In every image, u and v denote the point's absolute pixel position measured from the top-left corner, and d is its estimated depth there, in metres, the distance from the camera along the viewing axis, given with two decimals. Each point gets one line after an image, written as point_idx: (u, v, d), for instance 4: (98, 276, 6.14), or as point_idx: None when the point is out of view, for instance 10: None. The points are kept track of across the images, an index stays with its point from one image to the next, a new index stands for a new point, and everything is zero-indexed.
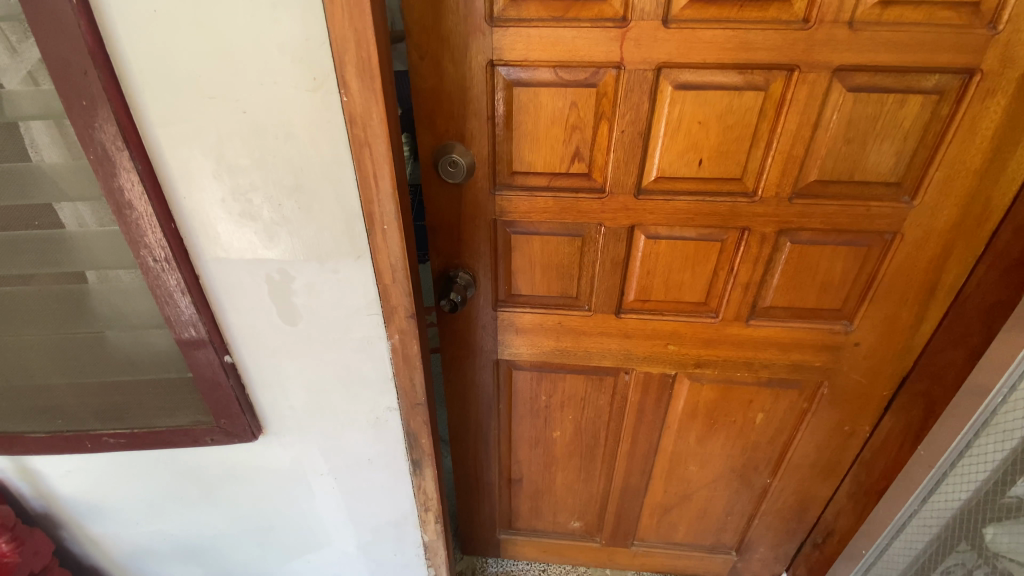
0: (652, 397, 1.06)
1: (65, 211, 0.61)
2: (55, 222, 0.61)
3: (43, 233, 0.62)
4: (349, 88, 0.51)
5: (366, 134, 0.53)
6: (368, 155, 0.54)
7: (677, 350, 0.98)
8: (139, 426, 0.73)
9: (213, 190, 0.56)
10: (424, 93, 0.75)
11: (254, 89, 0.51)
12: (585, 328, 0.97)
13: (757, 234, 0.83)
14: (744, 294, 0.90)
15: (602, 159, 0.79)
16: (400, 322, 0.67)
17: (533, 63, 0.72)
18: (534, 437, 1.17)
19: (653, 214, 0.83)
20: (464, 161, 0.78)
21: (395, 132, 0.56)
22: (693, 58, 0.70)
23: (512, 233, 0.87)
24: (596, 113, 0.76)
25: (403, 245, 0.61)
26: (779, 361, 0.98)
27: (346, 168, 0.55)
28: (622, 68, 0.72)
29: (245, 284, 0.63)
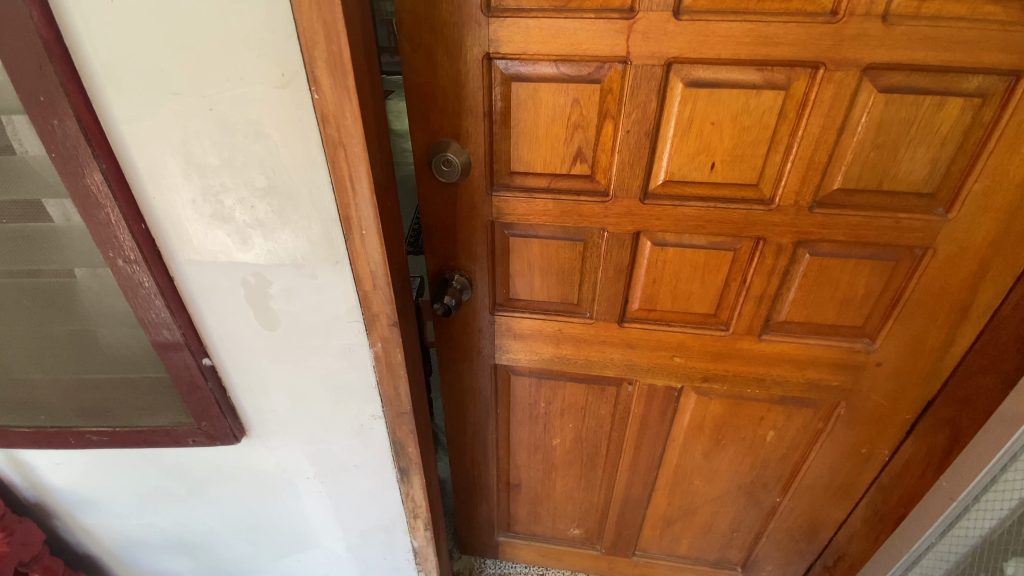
0: (656, 409, 1.01)
1: (52, 207, 0.58)
2: (42, 217, 0.58)
3: (29, 228, 0.59)
4: (321, 86, 0.47)
5: (340, 135, 0.50)
6: (343, 156, 0.51)
7: (683, 362, 0.93)
8: (121, 425, 0.72)
9: (184, 190, 0.53)
10: (417, 87, 0.71)
11: (221, 85, 0.48)
12: (586, 336, 0.93)
13: (773, 244, 0.77)
14: (757, 307, 0.84)
15: (606, 160, 0.74)
16: (383, 330, 0.64)
17: (533, 56, 0.67)
18: (533, 443, 1.13)
19: (660, 220, 0.77)
20: (459, 160, 0.75)
21: (373, 132, 0.52)
22: (707, 53, 0.64)
23: (511, 235, 0.83)
24: (601, 111, 0.70)
25: (383, 252, 0.58)
26: (793, 379, 0.92)
27: (320, 171, 0.52)
28: (628, 63, 0.66)
29: (221, 287, 0.60)
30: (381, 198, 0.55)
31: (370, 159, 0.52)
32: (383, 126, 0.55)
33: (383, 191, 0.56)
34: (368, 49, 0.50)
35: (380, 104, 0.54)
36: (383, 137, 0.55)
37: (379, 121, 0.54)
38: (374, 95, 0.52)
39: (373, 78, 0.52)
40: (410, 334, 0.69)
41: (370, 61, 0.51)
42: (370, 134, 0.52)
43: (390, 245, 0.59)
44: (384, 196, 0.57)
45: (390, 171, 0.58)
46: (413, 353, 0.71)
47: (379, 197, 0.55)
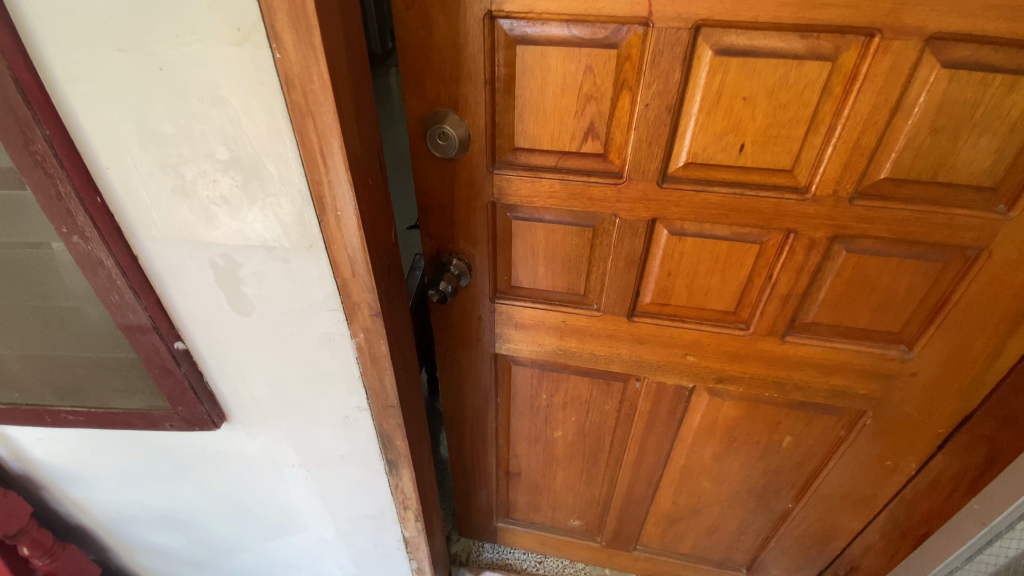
0: (664, 408, 0.95)
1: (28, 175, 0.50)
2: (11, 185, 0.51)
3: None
4: (282, 44, 0.41)
5: (308, 102, 0.43)
6: (312, 126, 0.45)
7: (697, 362, 0.86)
8: (97, 405, 0.69)
9: (140, 160, 0.48)
10: (411, 50, 0.64)
11: (171, 41, 0.42)
12: (593, 329, 0.86)
13: (805, 239, 0.69)
14: (782, 307, 0.76)
15: (620, 137, 0.66)
16: (364, 319, 0.58)
17: (542, 15, 0.59)
18: (534, 434, 1.09)
19: (679, 207, 0.69)
20: (457, 134, 0.68)
21: (348, 99, 0.46)
22: (743, 15, 0.55)
23: (513, 218, 0.76)
24: (617, 80, 0.62)
25: (363, 236, 0.52)
26: (817, 385, 0.85)
27: (287, 143, 0.46)
28: (650, 25, 0.57)
29: (189, 268, 0.55)
30: (358, 175, 0.49)
31: (344, 132, 0.46)
32: (362, 92, 0.49)
33: (361, 166, 0.50)
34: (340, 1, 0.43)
35: (358, 67, 0.48)
36: (361, 106, 0.49)
37: (356, 87, 0.47)
38: (350, 55, 0.45)
39: (349, 35, 0.45)
40: (396, 325, 0.63)
41: (345, 13, 0.44)
42: (343, 101, 0.45)
43: (372, 228, 0.53)
44: (363, 172, 0.50)
45: (370, 145, 0.52)
46: (400, 345, 0.66)
47: (355, 173, 0.48)
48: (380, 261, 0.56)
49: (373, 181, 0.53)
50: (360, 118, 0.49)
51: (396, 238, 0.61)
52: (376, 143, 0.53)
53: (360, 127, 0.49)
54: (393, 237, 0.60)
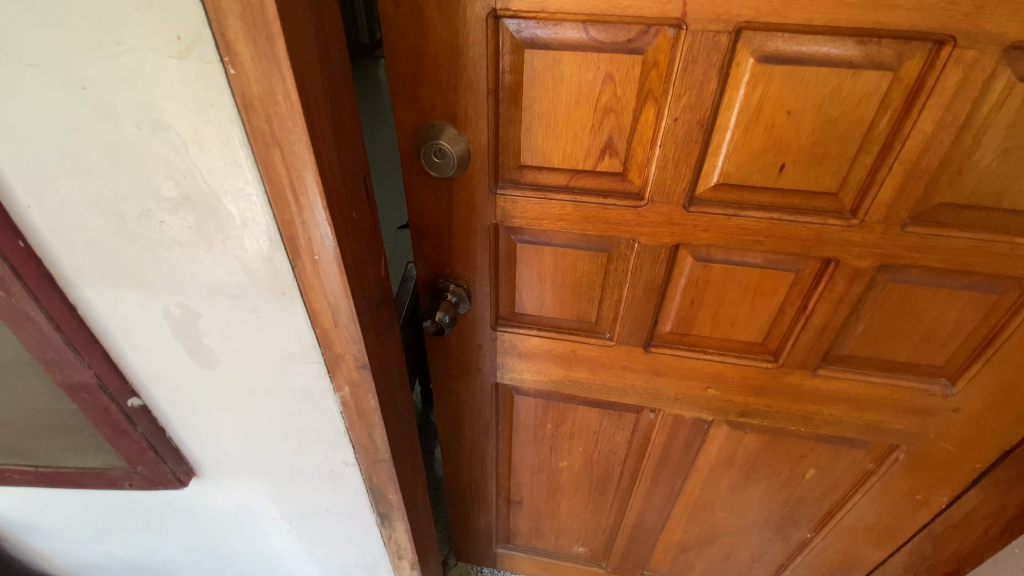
0: (680, 440, 0.88)
1: None
2: None
3: None
4: (237, 57, 0.32)
5: (272, 128, 0.35)
6: (278, 157, 0.36)
7: (720, 395, 0.78)
8: (46, 465, 0.61)
9: (67, 199, 0.39)
10: (401, 55, 0.55)
11: (92, 53, 0.32)
12: (604, 359, 0.78)
13: (848, 268, 0.61)
14: (816, 339, 0.69)
15: (642, 155, 0.58)
16: (349, 372, 0.50)
17: (555, 15, 0.51)
18: (537, 464, 1.01)
19: (706, 232, 0.61)
20: (455, 150, 0.59)
21: (323, 122, 0.37)
22: (793, 17, 0.47)
23: (518, 241, 0.68)
24: (640, 91, 0.54)
25: (346, 281, 0.43)
26: (848, 420, 0.78)
27: (248, 177, 0.37)
28: (682, 28, 0.49)
29: (139, 319, 0.47)
30: (338, 211, 0.40)
31: (318, 160, 0.37)
32: (341, 111, 0.40)
33: (342, 200, 0.41)
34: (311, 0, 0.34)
35: (336, 82, 0.39)
36: (340, 128, 0.40)
37: (334, 105, 0.39)
38: (325, 67, 0.37)
39: (323, 41, 0.36)
40: (387, 374, 0.55)
41: (319, 15, 0.35)
42: (317, 123, 0.36)
43: (356, 270, 0.45)
44: (344, 208, 0.42)
45: (352, 173, 0.43)
46: (393, 392, 0.58)
47: (334, 208, 0.40)
48: (368, 305, 0.48)
49: (358, 214, 0.45)
50: (339, 143, 0.40)
51: (386, 276, 0.53)
52: (360, 170, 0.44)
53: (340, 153, 0.40)
54: (382, 275, 0.52)
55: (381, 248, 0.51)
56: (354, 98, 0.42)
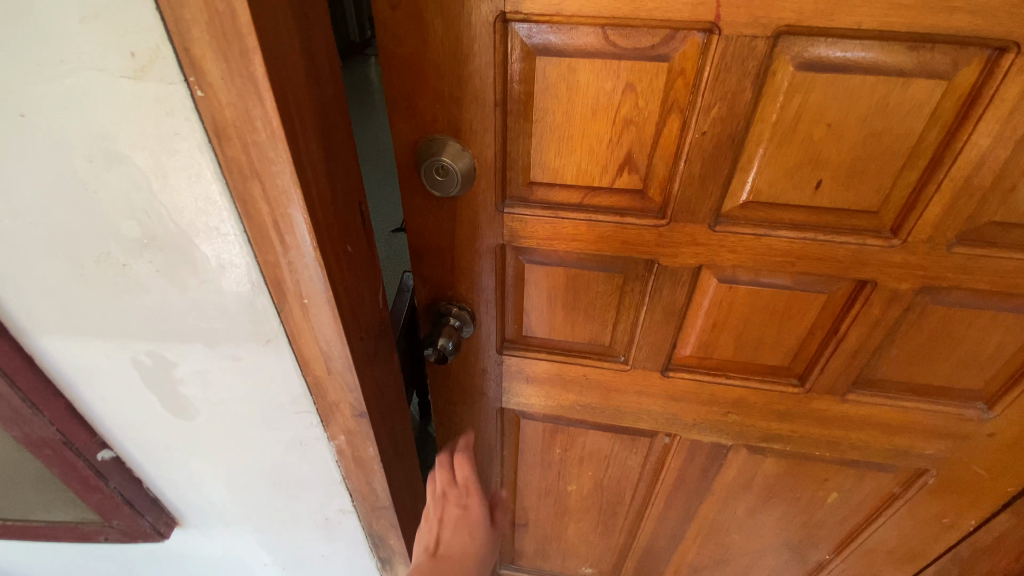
0: (697, 464, 0.83)
1: None
2: None
3: None
4: (205, 76, 0.27)
5: (250, 158, 0.30)
6: (258, 191, 0.31)
7: (741, 420, 0.74)
8: (13, 517, 0.56)
9: (11, 242, 0.34)
10: (399, 63, 0.49)
11: (32, 74, 0.28)
12: (618, 383, 0.73)
13: (885, 290, 0.57)
14: (847, 364, 0.64)
15: (665, 171, 0.53)
16: (345, 421, 0.45)
17: (570, 18, 0.45)
18: (544, 488, 0.96)
19: (733, 253, 0.57)
20: (459, 167, 0.54)
21: (312, 148, 0.32)
22: (840, 19, 0.42)
23: (527, 263, 0.63)
24: (664, 102, 0.49)
25: (341, 327, 0.38)
26: (876, 444, 0.73)
27: (224, 214, 0.32)
28: (714, 32, 0.44)
29: (105, 370, 0.41)
30: (331, 249, 0.35)
31: (306, 193, 0.32)
32: (333, 134, 0.35)
33: (336, 236, 0.36)
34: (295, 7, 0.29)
35: (326, 101, 0.33)
36: (331, 154, 0.35)
37: (324, 128, 0.33)
38: (313, 85, 0.31)
39: (311, 54, 0.31)
40: (387, 417, 0.50)
41: (304, 24, 0.30)
42: (305, 151, 0.31)
43: (353, 311, 0.40)
44: (338, 244, 0.36)
45: (346, 202, 0.38)
46: (393, 434, 0.52)
47: (326, 246, 0.34)
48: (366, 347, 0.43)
49: (354, 249, 0.39)
50: (330, 171, 0.35)
51: (386, 311, 0.47)
52: (354, 198, 0.39)
53: (332, 182, 0.35)
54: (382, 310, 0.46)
55: (381, 281, 0.46)
56: (348, 117, 0.37)
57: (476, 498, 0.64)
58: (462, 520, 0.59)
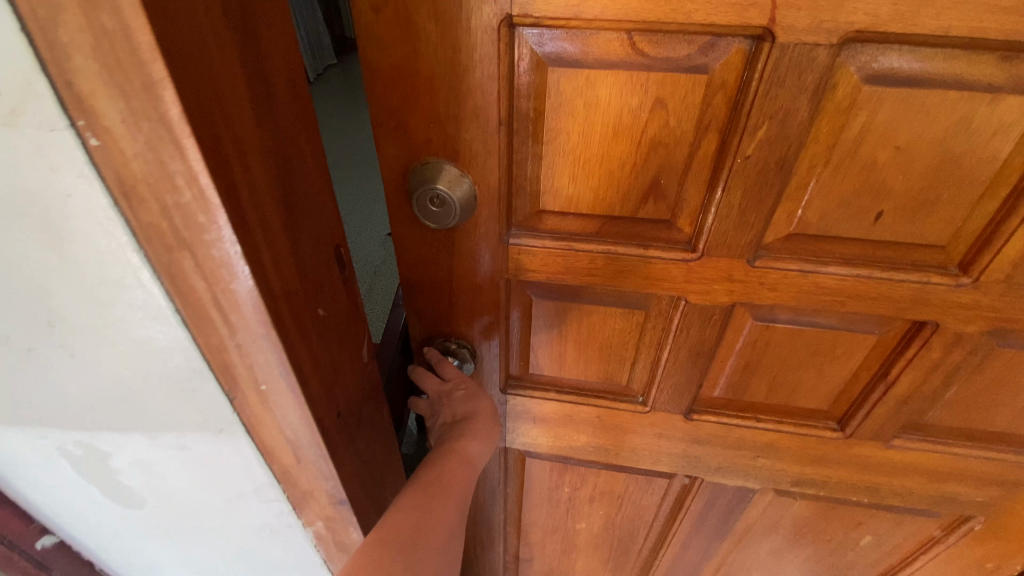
0: (718, 505, 0.76)
1: None
2: None
3: None
4: (100, 119, 0.24)
5: (168, 212, 0.26)
6: (181, 251, 0.28)
7: (771, 464, 0.67)
8: None
9: None
10: (384, 76, 0.41)
11: None
12: (635, 424, 0.66)
13: (948, 333, 0.49)
14: (896, 410, 0.57)
15: (697, 199, 0.46)
16: (321, 507, 0.41)
17: (590, 23, 0.38)
18: (551, 526, 0.89)
19: (773, 290, 0.49)
20: (456, 195, 0.46)
21: (260, 195, 0.28)
22: (923, 25, 0.34)
23: (535, 298, 0.55)
24: (701, 121, 0.41)
25: (307, 388, 0.33)
26: (919, 490, 0.66)
27: (133, 288, 0.29)
28: (765, 39, 0.36)
29: (40, 462, 0.41)
30: (291, 305, 0.31)
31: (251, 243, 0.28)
32: (295, 178, 0.31)
33: (301, 290, 0.32)
34: (234, 38, 0.25)
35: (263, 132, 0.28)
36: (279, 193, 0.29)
37: (280, 171, 0.30)
38: (264, 125, 0.28)
39: (263, 93, 0.28)
40: (370, 482, 0.44)
41: (249, 57, 0.27)
42: (250, 198, 0.27)
43: (330, 369, 0.36)
44: (307, 299, 0.33)
45: (315, 250, 0.33)
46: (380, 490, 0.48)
47: (280, 302, 0.30)
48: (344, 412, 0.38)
49: (331, 300, 0.35)
50: (288, 219, 0.31)
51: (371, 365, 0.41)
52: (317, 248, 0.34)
53: (295, 232, 0.31)
54: (367, 365, 0.41)
55: (364, 333, 0.40)
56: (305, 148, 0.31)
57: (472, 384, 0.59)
58: (468, 396, 0.58)
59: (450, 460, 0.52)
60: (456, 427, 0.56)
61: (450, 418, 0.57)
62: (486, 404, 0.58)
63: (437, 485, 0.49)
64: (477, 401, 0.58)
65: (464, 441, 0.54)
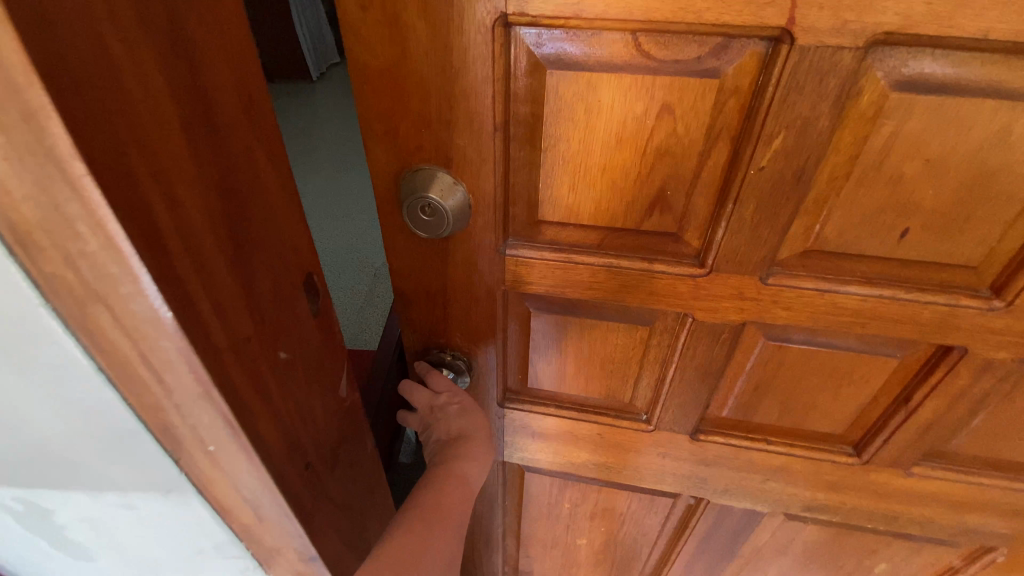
0: (725, 527, 0.73)
1: None
2: None
3: None
4: None
5: (72, 260, 0.22)
6: (96, 306, 0.24)
7: (782, 487, 0.63)
8: None
9: None
10: (372, 79, 0.39)
11: None
12: (638, 442, 0.64)
13: (978, 359, 0.46)
14: (917, 438, 0.53)
15: (707, 212, 0.43)
16: (290, 564, 0.38)
17: (592, 22, 0.35)
18: (551, 541, 0.87)
19: (787, 309, 0.46)
20: (448, 205, 0.43)
21: (204, 239, 0.25)
22: (961, 26, 0.31)
23: (534, 311, 0.53)
24: (711, 129, 0.38)
25: (264, 446, 0.31)
26: (939, 520, 0.62)
27: (55, 355, 0.26)
28: (784, 40, 0.33)
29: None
30: (245, 355, 0.29)
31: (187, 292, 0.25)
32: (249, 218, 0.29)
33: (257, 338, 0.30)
34: (167, 72, 0.23)
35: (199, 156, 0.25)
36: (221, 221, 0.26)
37: (226, 211, 0.27)
38: (211, 164, 0.26)
39: (211, 127, 0.26)
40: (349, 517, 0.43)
41: (192, 93, 0.25)
42: (194, 243, 0.25)
43: (297, 415, 0.34)
44: (266, 348, 0.30)
45: (274, 293, 0.31)
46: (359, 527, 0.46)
47: (225, 354, 0.27)
48: (312, 461, 0.36)
49: (290, 345, 0.33)
50: (238, 262, 0.28)
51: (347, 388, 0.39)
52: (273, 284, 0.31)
53: (249, 277, 0.29)
54: (342, 397, 0.40)
55: (341, 369, 0.40)
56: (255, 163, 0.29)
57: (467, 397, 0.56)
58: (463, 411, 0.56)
59: (445, 482, 0.51)
60: (452, 445, 0.54)
61: (444, 435, 0.55)
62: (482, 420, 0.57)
63: (436, 509, 0.49)
64: (472, 417, 0.56)
65: (463, 464, 0.53)
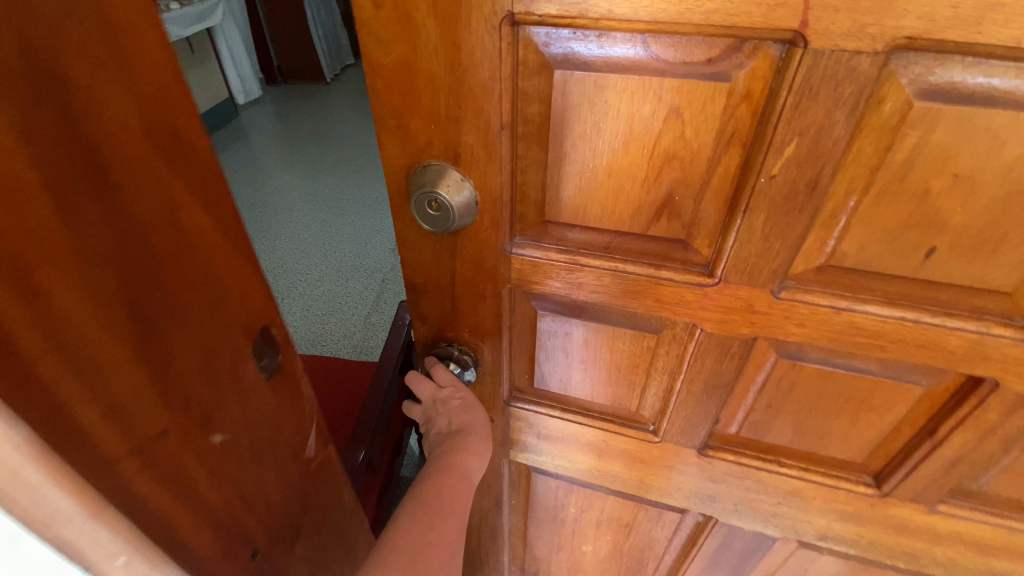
0: (734, 548, 0.70)
1: None
2: None
3: None
4: None
5: None
6: None
7: (794, 513, 0.61)
8: None
9: None
10: (385, 75, 0.40)
11: None
12: (644, 452, 0.62)
13: (1012, 394, 0.42)
14: (943, 473, 0.50)
15: (716, 219, 0.41)
16: None
17: (597, 22, 0.34)
18: (557, 544, 0.86)
19: (800, 326, 0.44)
20: (455, 203, 0.44)
21: (87, 331, 0.21)
22: (992, 32, 0.28)
23: (541, 311, 0.53)
24: (721, 133, 0.37)
25: (186, 551, 0.28)
26: (968, 565, 0.58)
27: None
28: (798, 44, 0.32)
29: None
30: (152, 453, 0.25)
31: (56, 404, 0.20)
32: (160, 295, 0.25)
33: (172, 426, 0.27)
34: (35, 154, 0.19)
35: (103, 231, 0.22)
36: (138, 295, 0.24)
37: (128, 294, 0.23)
38: (102, 241, 0.22)
39: (101, 201, 0.22)
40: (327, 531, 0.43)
41: (69, 164, 0.21)
42: (71, 340, 0.21)
43: (235, 496, 0.31)
44: (188, 436, 0.27)
45: (204, 369, 0.28)
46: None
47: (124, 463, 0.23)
48: (258, 547, 0.35)
49: (219, 427, 0.30)
50: (144, 347, 0.25)
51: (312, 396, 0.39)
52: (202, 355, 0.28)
53: (154, 369, 0.25)
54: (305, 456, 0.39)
55: (308, 429, 0.39)
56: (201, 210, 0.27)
57: (467, 394, 0.58)
58: (462, 407, 0.57)
59: (448, 474, 0.53)
60: (452, 438, 0.56)
61: (444, 428, 0.57)
62: (480, 417, 0.58)
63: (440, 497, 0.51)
64: (472, 413, 0.57)
65: (465, 457, 0.55)
